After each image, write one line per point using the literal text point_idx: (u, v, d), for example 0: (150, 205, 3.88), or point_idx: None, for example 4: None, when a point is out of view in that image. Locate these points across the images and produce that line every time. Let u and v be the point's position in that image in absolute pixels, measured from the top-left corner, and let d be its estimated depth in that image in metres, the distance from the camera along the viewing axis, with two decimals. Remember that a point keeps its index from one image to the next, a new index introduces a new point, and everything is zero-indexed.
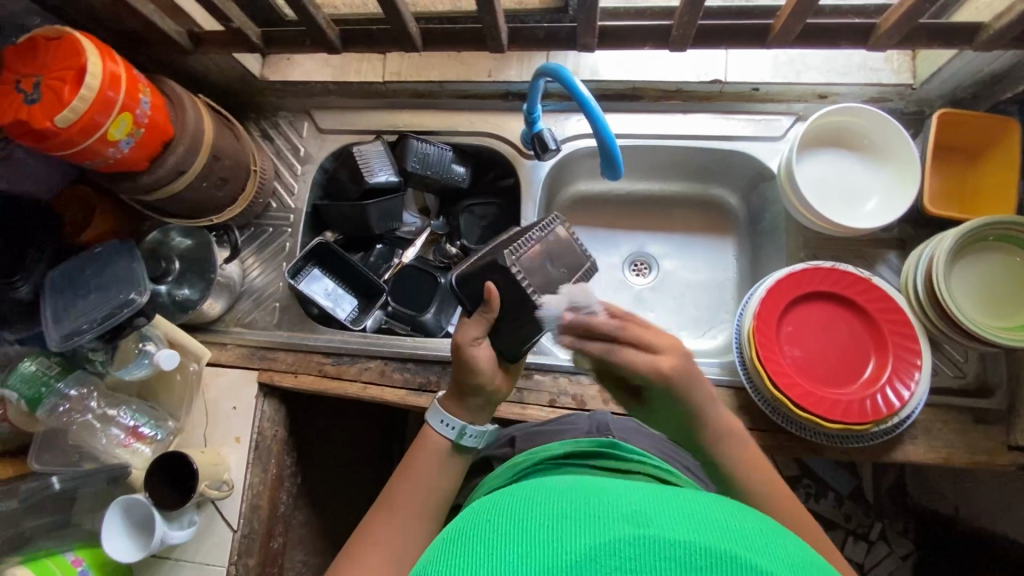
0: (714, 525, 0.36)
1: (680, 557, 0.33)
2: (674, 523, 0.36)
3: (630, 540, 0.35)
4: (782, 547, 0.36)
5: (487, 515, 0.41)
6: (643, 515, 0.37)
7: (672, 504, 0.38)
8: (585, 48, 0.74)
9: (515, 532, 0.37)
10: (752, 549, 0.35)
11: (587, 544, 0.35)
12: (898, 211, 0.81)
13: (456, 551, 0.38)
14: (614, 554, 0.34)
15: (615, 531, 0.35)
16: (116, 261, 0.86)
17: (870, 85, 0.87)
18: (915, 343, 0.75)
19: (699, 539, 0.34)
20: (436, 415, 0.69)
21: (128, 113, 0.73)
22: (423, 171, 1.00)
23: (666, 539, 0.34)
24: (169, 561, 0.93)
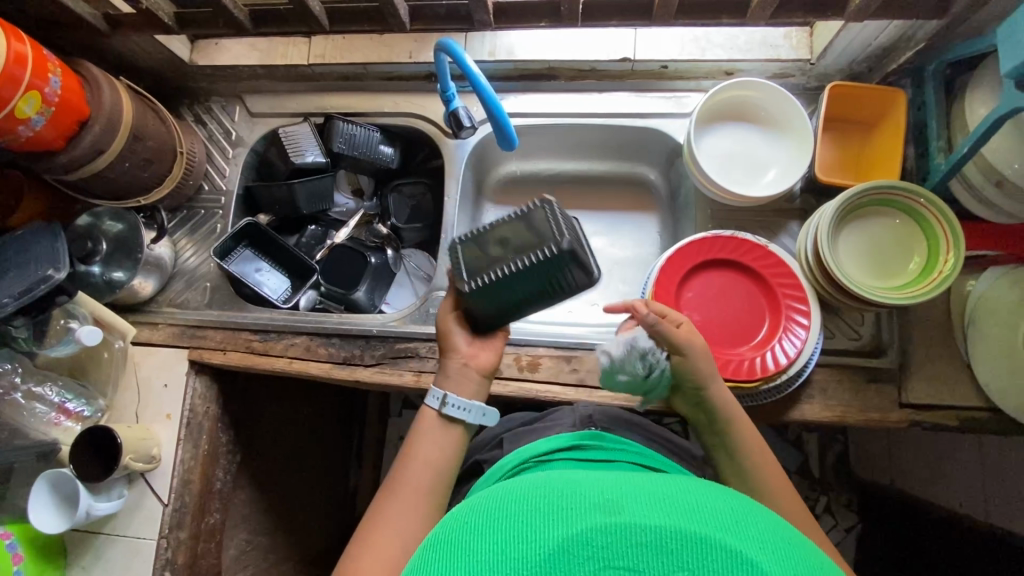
0: (680, 508, 0.40)
1: (649, 542, 0.37)
2: (642, 508, 0.39)
3: (603, 529, 0.38)
4: (740, 521, 0.40)
5: (473, 514, 0.45)
6: (614, 503, 0.40)
7: (639, 489, 0.42)
8: (482, 23, 0.76)
9: (498, 534, 0.41)
10: (719, 527, 0.39)
11: (564, 535, 0.39)
12: (792, 180, 0.84)
13: (445, 555, 0.41)
14: (589, 543, 0.38)
15: (588, 521, 0.39)
16: (40, 240, 0.88)
17: (772, 61, 0.90)
18: (804, 304, 0.79)
19: (668, 522, 0.38)
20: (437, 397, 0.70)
21: (36, 92, 0.75)
22: (350, 152, 1.03)
23: (638, 526, 0.38)
24: (101, 536, 0.95)
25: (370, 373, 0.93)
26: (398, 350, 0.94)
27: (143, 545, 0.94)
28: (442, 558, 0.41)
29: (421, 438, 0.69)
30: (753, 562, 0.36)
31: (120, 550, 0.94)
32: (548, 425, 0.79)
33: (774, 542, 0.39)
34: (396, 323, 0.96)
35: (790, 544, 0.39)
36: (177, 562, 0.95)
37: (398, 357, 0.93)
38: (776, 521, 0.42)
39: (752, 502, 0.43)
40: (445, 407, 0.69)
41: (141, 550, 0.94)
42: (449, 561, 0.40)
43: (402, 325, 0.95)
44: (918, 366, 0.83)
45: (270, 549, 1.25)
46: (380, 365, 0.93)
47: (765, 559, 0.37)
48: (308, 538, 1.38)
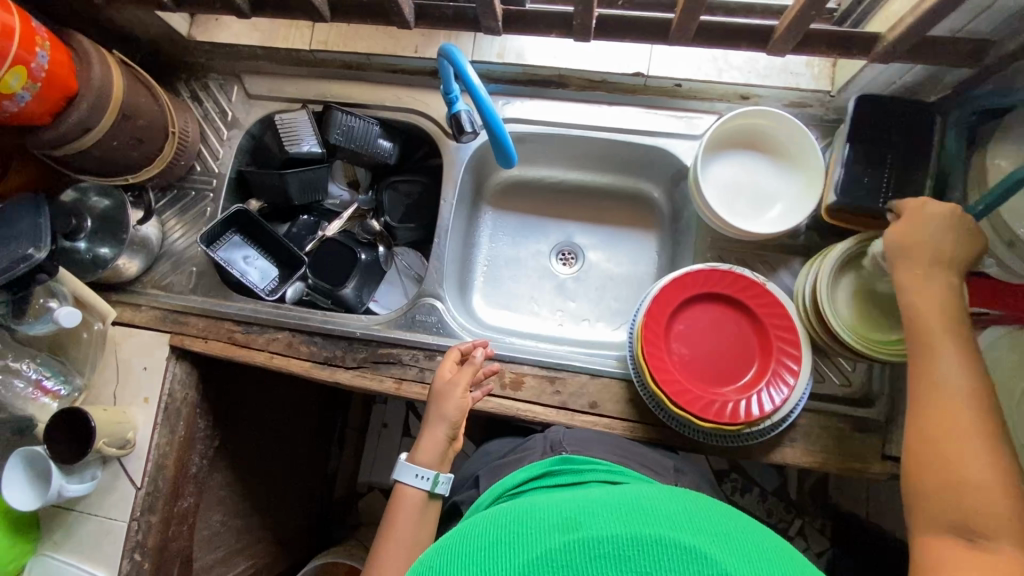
0: (633, 513, 0.43)
1: (606, 553, 0.39)
2: (598, 522, 0.42)
3: (562, 548, 0.40)
4: (692, 520, 0.43)
5: (443, 551, 0.46)
6: (572, 522, 0.43)
7: (594, 507, 0.44)
8: (489, 30, 0.73)
9: (465, 564, 0.42)
10: (671, 527, 0.41)
11: (525, 560, 0.40)
12: (797, 220, 0.81)
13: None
14: (549, 561, 0.40)
15: (548, 544, 0.41)
16: (20, 217, 0.86)
17: (790, 90, 0.87)
18: (795, 348, 0.77)
19: (623, 530, 0.41)
20: (409, 472, 0.80)
21: (22, 67, 0.73)
22: (347, 144, 0.99)
23: (595, 538, 0.40)
24: (74, 513, 0.96)
25: (350, 375, 0.92)
26: (380, 354, 0.92)
27: (114, 526, 0.95)
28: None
29: (396, 519, 0.78)
30: (705, 555, 0.39)
31: (91, 528, 0.95)
32: (520, 457, 0.79)
33: (724, 534, 0.42)
34: (380, 328, 0.94)
35: (740, 536, 0.42)
36: (148, 544, 0.96)
37: (380, 361, 0.92)
38: (726, 518, 0.44)
39: (701, 501, 0.46)
40: (430, 487, 0.79)
41: (112, 530, 0.94)
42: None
43: (385, 330, 0.93)
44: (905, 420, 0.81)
45: (245, 530, 1.26)
46: (361, 368, 0.92)
47: (716, 551, 0.39)
48: (283, 519, 1.40)
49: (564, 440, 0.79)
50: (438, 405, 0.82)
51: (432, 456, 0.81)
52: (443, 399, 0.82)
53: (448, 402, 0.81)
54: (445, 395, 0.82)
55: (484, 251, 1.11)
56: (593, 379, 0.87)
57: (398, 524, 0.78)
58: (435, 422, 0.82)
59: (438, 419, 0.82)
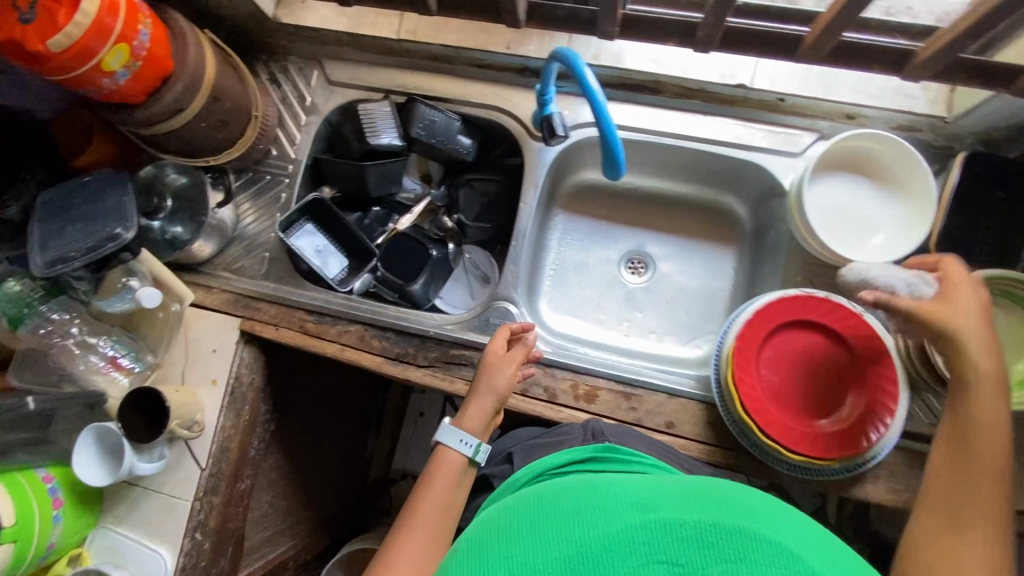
0: (714, 502, 0.43)
1: (689, 537, 0.39)
2: (677, 505, 0.42)
3: (642, 526, 0.41)
4: (770, 512, 0.42)
5: (510, 516, 0.47)
6: (649, 501, 0.43)
7: (668, 489, 0.45)
8: (605, 34, 0.71)
9: (539, 533, 0.43)
10: (752, 518, 0.41)
11: (606, 533, 0.41)
12: (902, 252, 0.78)
13: (490, 553, 0.43)
14: (630, 539, 0.40)
15: (626, 520, 0.41)
16: (107, 193, 0.85)
17: (901, 112, 0.83)
18: (895, 387, 0.74)
19: (703, 516, 0.41)
20: (454, 436, 0.74)
21: (125, 44, 0.70)
22: (428, 139, 0.98)
23: (675, 520, 0.41)
24: (138, 489, 0.97)
25: (421, 374, 0.91)
26: (452, 355, 0.91)
27: (177, 505, 0.95)
28: (486, 555, 0.43)
29: (433, 480, 0.72)
30: (788, 550, 0.39)
31: (155, 505, 0.96)
32: (560, 441, 0.78)
33: (802, 529, 0.42)
34: (453, 328, 0.93)
35: (814, 533, 0.42)
36: (209, 524, 0.97)
37: (452, 362, 0.91)
38: (798, 514, 0.44)
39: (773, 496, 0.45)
40: (472, 455, 0.74)
41: (175, 509, 0.95)
42: (494, 556, 0.43)
43: (459, 332, 0.92)
44: None
45: (290, 512, 1.28)
46: (433, 368, 0.91)
47: (799, 548, 0.39)
48: (323, 503, 1.41)
49: (605, 431, 0.78)
50: (490, 377, 0.79)
51: (479, 426, 0.77)
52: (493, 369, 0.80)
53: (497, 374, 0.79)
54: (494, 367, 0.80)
55: (553, 254, 1.09)
56: (671, 399, 0.85)
57: (437, 484, 0.71)
58: (483, 392, 0.79)
59: (487, 390, 0.78)
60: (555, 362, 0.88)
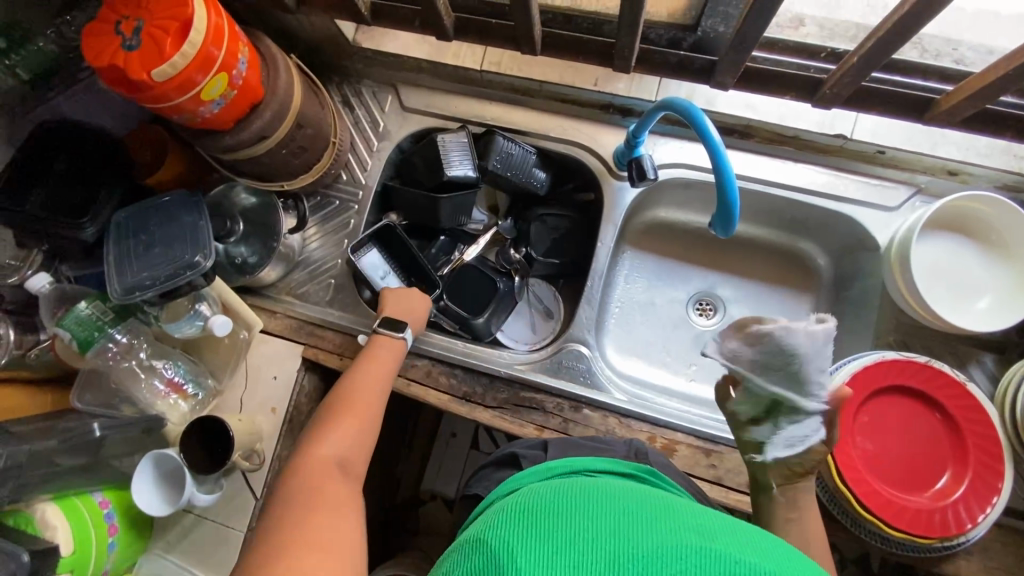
0: (780, 557, 0.37)
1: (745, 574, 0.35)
2: (743, 546, 0.37)
3: (697, 548, 0.36)
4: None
5: (561, 495, 0.43)
6: (711, 531, 0.39)
7: (732, 528, 0.40)
8: (720, 85, 0.69)
9: (591, 521, 0.39)
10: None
11: (659, 544, 0.37)
12: (1010, 321, 0.75)
13: (534, 522, 0.40)
14: (683, 558, 0.36)
15: (688, 540, 0.37)
16: (182, 216, 0.84)
17: (1009, 173, 0.79)
18: (998, 463, 0.71)
19: (761, 561, 0.36)
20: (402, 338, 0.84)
21: (225, 73, 0.68)
22: (504, 171, 0.95)
23: (735, 556, 0.36)
24: (191, 515, 0.94)
25: (489, 415, 0.88)
26: (522, 397, 0.88)
27: (230, 535, 0.93)
28: (526, 523, 0.40)
29: (374, 356, 0.81)
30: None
31: (207, 534, 0.93)
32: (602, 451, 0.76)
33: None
34: (523, 368, 0.90)
35: None
36: None
37: (522, 405, 0.88)
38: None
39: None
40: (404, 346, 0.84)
41: (228, 539, 0.92)
42: (533, 527, 0.39)
43: (529, 373, 0.90)
44: None
45: None
46: (502, 410, 0.88)
47: None
48: None
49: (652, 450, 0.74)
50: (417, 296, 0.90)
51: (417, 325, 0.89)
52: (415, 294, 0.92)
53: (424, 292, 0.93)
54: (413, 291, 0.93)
55: (619, 291, 1.05)
56: None
57: (377, 363, 0.80)
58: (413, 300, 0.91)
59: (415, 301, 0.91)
60: (631, 413, 0.85)
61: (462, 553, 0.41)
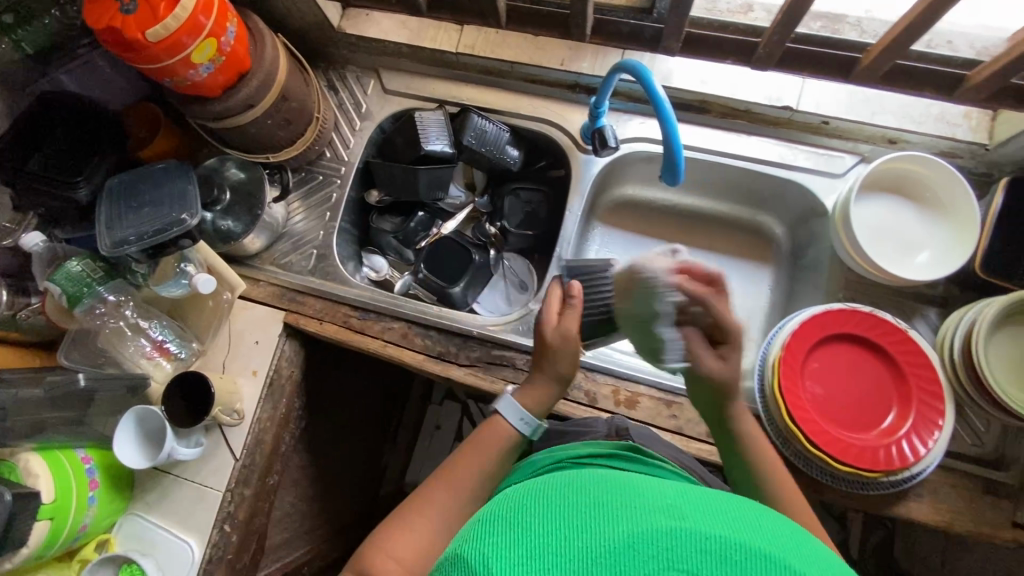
0: (742, 524, 0.40)
1: (712, 548, 0.37)
2: (706, 518, 0.40)
3: (667, 531, 0.38)
4: (794, 546, 0.40)
5: (535, 496, 0.45)
6: (678, 510, 0.40)
7: (696, 502, 0.42)
8: (667, 50, 0.77)
9: (564, 519, 0.41)
10: (779, 546, 0.39)
11: (629, 531, 0.38)
12: (946, 271, 0.81)
13: (512, 530, 0.40)
14: (653, 543, 0.38)
15: (653, 521, 0.39)
16: (173, 181, 0.89)
17: (943, 139, 0.86)
18: (940, 402, 0.75)
19: (727, 534, 0.38)
20: (514, 412, 0.72)
21: (214, 40, 0.75)
22: (478, 147, 1.01)
23: (701, 532, 0.38)
24: (170, 476, 0.96)
25: (462, 373, 0.92)
26: (493, 355, 0.92)
27: (208, 495, 0.94)
28: (504, 532, 0.40)
29: (479, 441, 0.71)
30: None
31: (185, 494, 0.95)
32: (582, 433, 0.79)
33: (823, 566, 0.39)
34: (495, 329, 0.95)
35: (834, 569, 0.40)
36: (238, 517, 0.96)
37: (493, 363, 0.92)
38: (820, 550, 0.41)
39: (796, 529, 0.43)
40: (519, 424, 0.73)
41: (206, 499, 0.94)
42: (513, 537, 0.40)
43: (500, 332, 0.94)
44: None
45: (309, 515, 1.26)
46: (474, 367, 0.92)
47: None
48: (340, 510, 1.39)
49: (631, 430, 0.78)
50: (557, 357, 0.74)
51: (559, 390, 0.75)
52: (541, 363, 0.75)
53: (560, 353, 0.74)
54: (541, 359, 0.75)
55: None
56: None
57: (478, 449, 0.70)
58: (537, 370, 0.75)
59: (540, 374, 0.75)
60: (597, 367, 0.89)
61: (447, 570, 0.41)
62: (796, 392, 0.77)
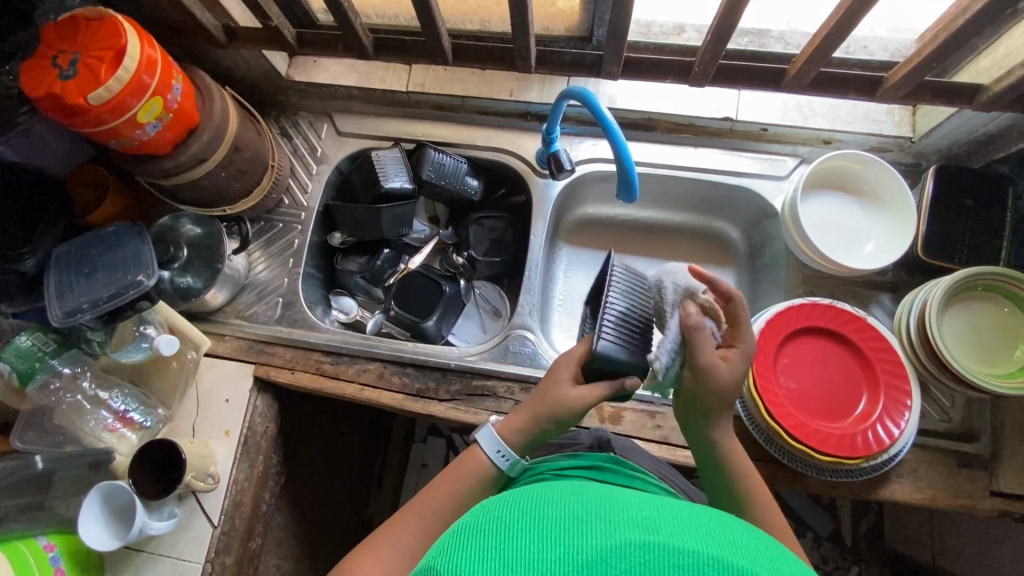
0: (722, 537, 0.36)
1: (687, 565, 0.32)
2: (684, 532, 0.35)
3: (640, 545, 0.34)
4: (777, 564, 0.35)
5: (503, 509, 0.40)
6: (654, 523, 0.36)
7: (677, 514, 0.38)
8: (608, 75, 0.80)
9: (533, 532, 0.37)
10: (760, 564, 0.34)
11: (602, 545, 0.34)
12: (893, 257, 0.86)
13: (479, 539, 0.37)
14: (627, 557, 0.33)
15: (625, 534, 0.35)
16: (125, 242, 0.86)
17: (872, 135, 0.92)
18: (905, 383, 0.78)
19: (702, 548, 0.34)
20: (492, 444, 0.68)
21: (159, 98, 0.74)
22: (437, 181, 1.02)
23: (678, 546, 0.34)
24: (143, 554, 0.89)
25: (444, 408, 0.91)
26: (474, 386, 0.92)
27: (186, 568, 0.89)
28: (471, 545, 0.36)
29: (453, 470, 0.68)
30: None
31: (161, 572, 0.89)
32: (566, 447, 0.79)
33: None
34: (474, 358, 0.94)
35: None
36: None
37: (474, 394, 0.91)
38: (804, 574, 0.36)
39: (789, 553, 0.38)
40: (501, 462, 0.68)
41: (184, 573, 0.88)
42: (480, 548, 0.36)
43: (479, 362, 0.93)
44: (1010, 455, 0.81)
45: None
46: (455, 401, 0.91)
47: None
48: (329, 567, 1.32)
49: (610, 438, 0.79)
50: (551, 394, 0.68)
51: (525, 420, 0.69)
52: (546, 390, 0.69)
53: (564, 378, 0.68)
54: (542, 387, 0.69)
55: (560, 285, 1.10)
56: None
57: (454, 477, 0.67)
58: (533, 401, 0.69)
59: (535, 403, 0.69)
60: None
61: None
62: (774, 388, 0.79)
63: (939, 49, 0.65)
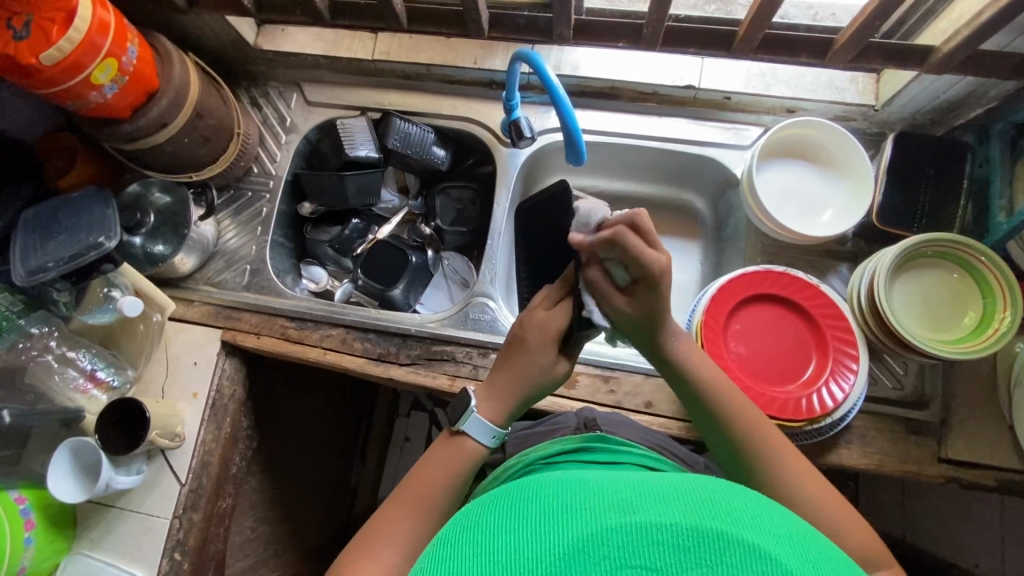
0: (695, 500, 0.37)
1: (666, 540, 0.34)
2: (659, 506, 0.36)
3: (618, 527, 0.35)
4: (755, 518, 0.37)
5: (484, 513, 0.40)
6: (629, 500, 0.37)
7: (653, 485, 0.39)
8: (561, 38, 0.80)
9: (512, 532, 0.37)
10: (736, 521, 0.36)
11: (580, 532, 0.35)
12: (847, 225, 0.86)
13: (461, 550, 0.37)
14: (606, 541, 0.34)
15: (603, 518, 0.36)
16: (90, 206, 0.88)
17: (836, 104, 0.91)
18: (852, 347, 0.79)
19: (681, 520, 0.35)
20: (482, 430, 0.63)
21: (114, 60, 0.75)
22: (403, 150, 1.03)
23: (655, 523, 0.35)
24: (114, 509, 0.93)
25: (404, 372, 0.92)
26: (434, 351, 0.93)
27: (155, 523, 0.92)
28: (455, 555, 0.37)
29: (434, 464, 0.62)
30: (770, 557, 0.34)
31: (130, 526, 0.92)
32: (554, 431, 0.81)
33: (787, 534, 0.36)
34: (435, 325, 0.95)
35: (801, 538, 0.37)
36: (188, 544, 0.93)
37: (434, 358, 0.93)
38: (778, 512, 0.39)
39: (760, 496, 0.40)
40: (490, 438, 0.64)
41: (152, 528, 0.91)
42: (463, 559, 0.36)
43: (439, 328, 0.95)
44: (959, 422, 0.81)
45: (272, 540, 1.23)
46: (415, 365, 0.93)
47: (774, 548, 0.35)
48: (308, 531, 1.35)
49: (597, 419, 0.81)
50: (530, 356, 0.64)
51: (505, 388, 0.64)
52: (522, 355, 0.64)
53: (540, 350, 0.64)
54: (517, 361, 0.64)
55: None
56: (648, 379, 0.88)
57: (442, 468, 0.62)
58: (515, 376, 0.64)
59: (515, 377, 0.64)
60: None
61: None
62: (724, 354, 0.79)
63: (882, 7, 0.64)
